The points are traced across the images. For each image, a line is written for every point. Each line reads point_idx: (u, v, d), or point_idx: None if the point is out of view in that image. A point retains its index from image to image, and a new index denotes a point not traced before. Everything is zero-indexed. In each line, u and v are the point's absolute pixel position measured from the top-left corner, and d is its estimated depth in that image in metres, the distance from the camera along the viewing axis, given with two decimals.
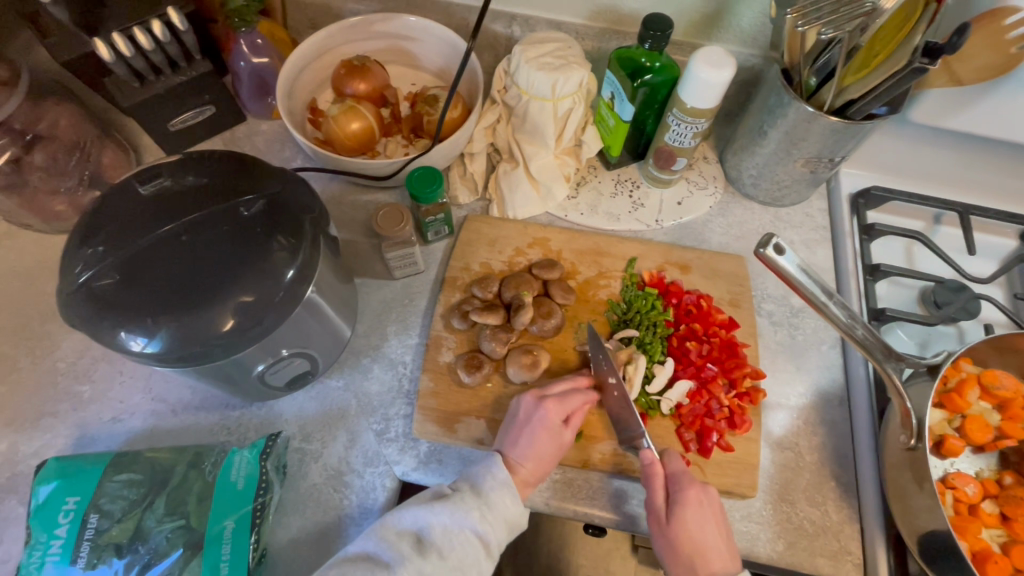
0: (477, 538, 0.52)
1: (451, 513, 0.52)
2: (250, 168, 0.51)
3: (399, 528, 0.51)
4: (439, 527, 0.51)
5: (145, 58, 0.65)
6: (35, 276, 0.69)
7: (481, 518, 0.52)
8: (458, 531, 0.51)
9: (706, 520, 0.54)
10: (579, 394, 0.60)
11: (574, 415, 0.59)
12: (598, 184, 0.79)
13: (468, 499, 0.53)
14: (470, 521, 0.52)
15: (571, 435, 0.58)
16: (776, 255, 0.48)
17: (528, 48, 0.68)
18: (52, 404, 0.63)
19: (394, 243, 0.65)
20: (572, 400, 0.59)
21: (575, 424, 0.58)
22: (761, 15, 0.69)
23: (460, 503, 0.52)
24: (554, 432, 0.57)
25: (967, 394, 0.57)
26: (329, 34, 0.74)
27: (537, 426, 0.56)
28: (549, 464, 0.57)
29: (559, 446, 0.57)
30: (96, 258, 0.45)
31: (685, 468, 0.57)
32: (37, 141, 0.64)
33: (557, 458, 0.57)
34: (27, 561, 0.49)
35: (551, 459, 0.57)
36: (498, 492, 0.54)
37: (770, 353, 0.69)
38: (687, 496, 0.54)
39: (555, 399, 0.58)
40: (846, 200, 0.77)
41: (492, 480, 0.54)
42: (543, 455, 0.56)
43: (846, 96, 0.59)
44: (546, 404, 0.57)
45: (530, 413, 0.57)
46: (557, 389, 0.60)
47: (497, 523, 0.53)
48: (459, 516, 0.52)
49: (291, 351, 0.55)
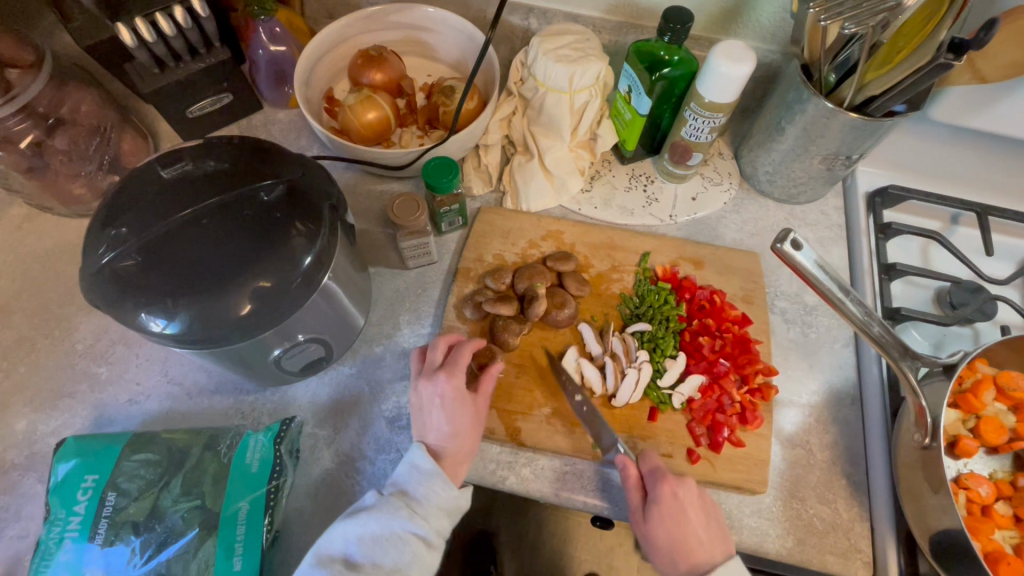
0: (411, 537, 0.50)
1: (376, 520, 0.50)
2: (270, 154, 0.51)
3: (330, 553, 0.49)
4: (367, 538, 0.49)
5: (166, 44, 0.65)
6: (54, 258, 0.70)
7: (410, 515, 0.50)
8: (389, 535, 0.49)
9: (681, 511, 0.53)
10: (461, 347, 0.59)
11: (483, 382, 0.59)
12: (613, 178, 0.79)
13: (393, 502, 0.51)
14: (398, 522, 0.50)
15: (483, 400, 0.59)
16: (793, 251, 0.48)
17: (546, 39, 0.68)
18: (69, 385, 0.64)
19: (410, 233, 0.65)
20: (460, 360, 0.58)
21: (485, 391, 0.59)
22: (781, 11, 0.69)
23: (384, 506, 0.51)
24: (461, 402, 0.56)
25: (983, 395, 0.56)
26: (347, 24, 0.74)
27: (443, 399, 0.56)
28: (472, 436, 0.56)
29: (473, 415, 0.57)
30: (119, 239, 0.46)
31: (660, 465, 0.56)
32: (59, 125, 0.65)
33: (475, 427, 0.57)
34: (47, 536, 0.50)
35: (471, 431, 0.56)
36: (425, 484, 0.52)
37: (782, 350, 0.69)
38: (661, 492, 0.54)
39: (448, 368, 0.57)
40: (863, 198, 0.77)
41: (418, 473, 0.53)
42: (463, 429, 0.56)
43: (867, 93, 0.59)
44: (442, 375, 0.56)
45: (433, 390, 0.56)
46: (439, 356, 0.59)
47: (430, 516, 0.52)
48: (384, 521, 0.50)
49: (307, 337, 0.56)
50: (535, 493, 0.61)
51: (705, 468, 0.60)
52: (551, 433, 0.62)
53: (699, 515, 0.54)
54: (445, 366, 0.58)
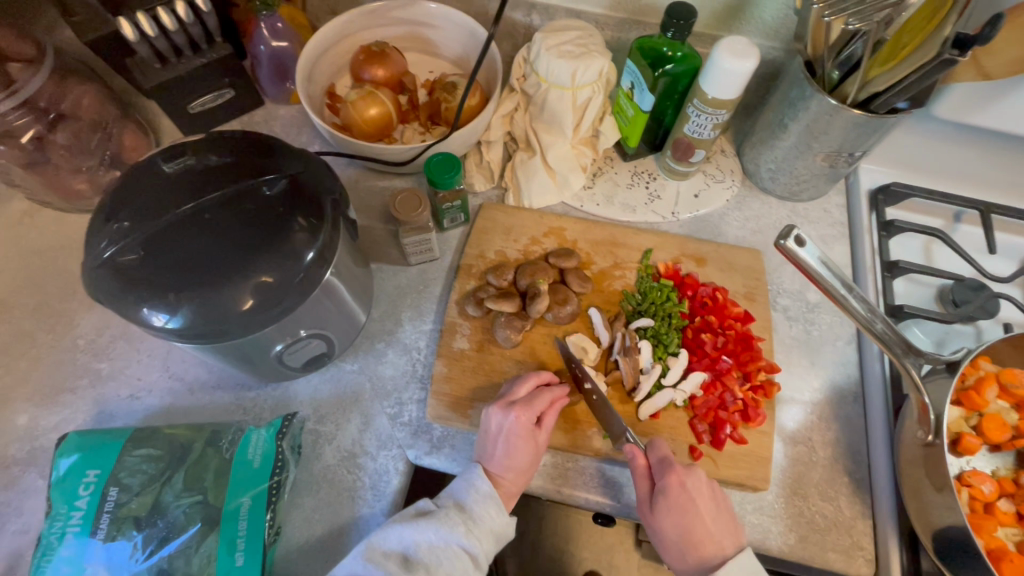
0: (464, 553, 0.51)
1: (435, 529, 0.51)
2: (272, 149, 0.51)
3: (385, 548, 0.50)
4: (424, 545, 0.50)
5: (168, 39, 0.65)
6: (55, 253, 0.70)
7: (467, 532, 0.52)
8: (445, 546, 0.51)
9: (689, 503, 0.54)
10: (544, 392, 0.59)
11: (546, 415, 0.59)
12: (615, 175, 0.79)
13: (453, 515, 0.52)
14: (456, 536, 0.51)
15: (545, 435, 0.58)
16: (796, 247, 0.48)
17: (549, 35, 0.67)
18: (71, 380, 0.64)
19: (412, 228, 0.65)
20: (538, 401, 0.58)
21: (549, 425, 0.58)
22: (784, 7, 0.68)
23: (445, 518, 0.52)
24: (529, 437, 0.56)
25: (986, 392, 0.56)
26: (349, 19, 0.74)
27: (509, 437, 0.56)
28: (528, 470, 0.57)
29: (534, 451, 0.57)
30: (121, 233, 0.46)
31: (668, 454, 0.56)
32: (61, 120, 0.64)
33: (533, 463, 0.57)
34: (48, 531, 0.50)
35: (529, 465, 0.57)
36: (481, 505, 0.54)
37: (785, 348, 0.69)
38: (669, 484, 0.54)
39: (522, 404, 0.57)
40: (865, 196, 0.77)
41: (476, 493, 0.54)
42: (521, 465, 0.56)
43: (870, 89, 0.58)
44: (515, 411, 0.56)
45: (502, 422, 0.57)
46: (519, 392, 0.59)
47: (484, 536, 0.53)
48: (444, 532, 0.51)
49: (308, 333, 0.56)
50: (537, 490, 0.61)
51: (707, 465, 0.60)
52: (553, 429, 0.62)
53: (708, 506, 0.54)
54: (518, 402, 0.58)
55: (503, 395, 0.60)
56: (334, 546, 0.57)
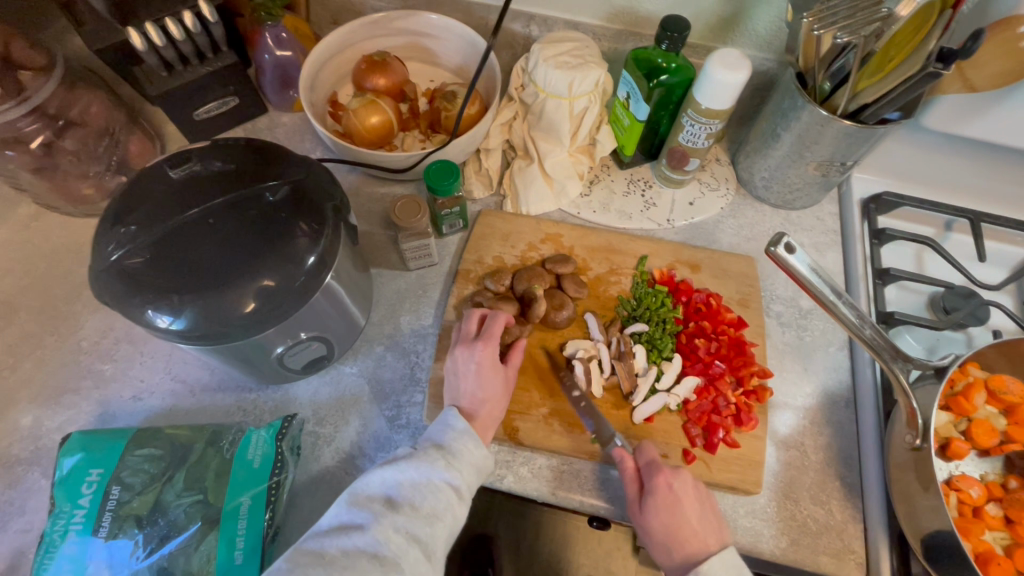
0: (447, 485, 0.51)
1: (415, 467, 0.51)
2: (275, 156, 0.53)
3: (368, 493, 0.49)
4: (407, 483, 0.50)
5: (175, 48, 0.67)
6: (61, 257, 0.71)
7: (447, 465, 0.52)
8: (427, 481, 0.50)
9: (676, 502, 0.54)
10: (502, 324, 0.63)
11: (512, 352, 0.62)
12: (611, 183, 0.80)
13: (432, 453, 0.52)
14: (437, 471, 0.51)
15: (512, 369, 0.61)
16: (786, 254, 0.49)
17: (546, 46, 0.69)
18: (75, 381, 0.65)
19: (411, 234, 0.66)
20: (498, 334, 0.62)
21: (515, 362, 0.62)
22: (777, 20, 0.70)
23: (423, 456, 0.52)
24: (495, 367, 0.60)
25: (974, 398, 0.57)
26: (352, 29, 0.75)
27: (478, 367, 0.59)
28: (501, 400, 0.59)
29: (503, 384, 0.60)
30: (128, 237, 0.47)
31: (657, 457, 0.58)
32: (69, 127, 0.66)
33: (505, 394, 0.60)
34: (51, 528, 0.51)
35: (501, 398, 0.59)
36: (458, 441, 0.54)
37: (778, 353, 0.70)
38: (657, 484, 0.55)
39: (484, 337, 0.61)
40: (858, 204, 0.78)
41: (451, 432, 0.54)
42: (493, 395, 0.59)
43: (860, 100, 0.60)
44: (480, 343, 0.60)
45: (468, 356, 0.60)
46: (477, 329, 0.63)
47: (465, 469, 0.53)
48: (424, 468, 0.51)
49: (309, 335, 0.57)
50: (532, 492, 0.62)
51: (701, 468, 0.61)
52: (549, 433, 0.62)
53: (695, 505, 0.55)
54: (482, 336, 0.61)
55: (459, 339, 0.63)
56: None
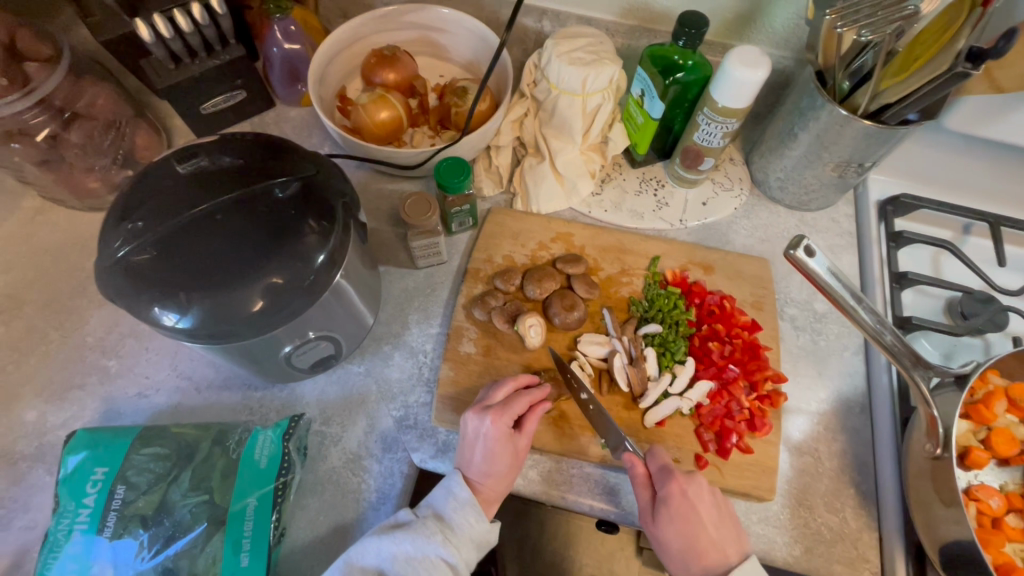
0: (442, 563, 0.51)
1: (411, 540, 0.51)
2: (285, 151, 0.52)
3: (362, 564, 0.50)
4: (401, 558, 0.50)
5: (183, 40, 0.66)
6: (66, 251, 0.71)
7: (445, 541, 0.52)
8: (421, 557, 0.50)
9: (691, 512, 0.53)
10: (522, 396, 0.59)
11: (527, 419, 0.58)
12: (623, 181, 0.79)
13: (431, 525, 0.52)
14: (432, 547, 0.51)
15: (525, 440, 0.57)
16: (806, 258, 0.48)
17: (560, 42, 0.68)
18: (79, 377, 0.64)
19: (420, 232, 0.65)
20: (514, 405, 0.58)
21: (529, 430, 0.58)
22: (795, 17, 0.69)
23: (421, 528, 0.52)
24: (507, 441, 0.56)
25: (995, 406, 0.56)
26: (361, 23, 0.74)
27: (488, 442, 0.56)
28: (508, 476, 0.56)
29: (513, 455, 0.57)
30: (135, 233, 0.46)
31: (669, 462, 0.56)
32: (75, 119, 0.65)
33: (515, 467, 0.57)
34: (55, 527, 0.51)
35: (508, 471, 0.56)
36: (460, 514, 0.54)
37: (792, 357, 0.68)
38: (671, 493, 0.54)
39: (498, 409, 0.57)
40: (874, 206, 0.76)
41: (454, 501, 0.54)
42: (500, 470, 0.56)
43: (881, 100, 0.58)
44: (491, 416, 0.56)
45: (478, 427, 0.56)
46: (497, 397, 0.59)
47: (464, 545, 0.53)
48: (421, 542, 0.51)
49: (317, 334, 0.56)
50: (541, 495, 0.61)
51: (713, 474, 0.60)
52: (558, 435, 0.61)
53: (710, 513, 0.54)
54: (495, 407, 0.58)
55: (481, 401, 0.60)
56: (337, 548, 0.57)
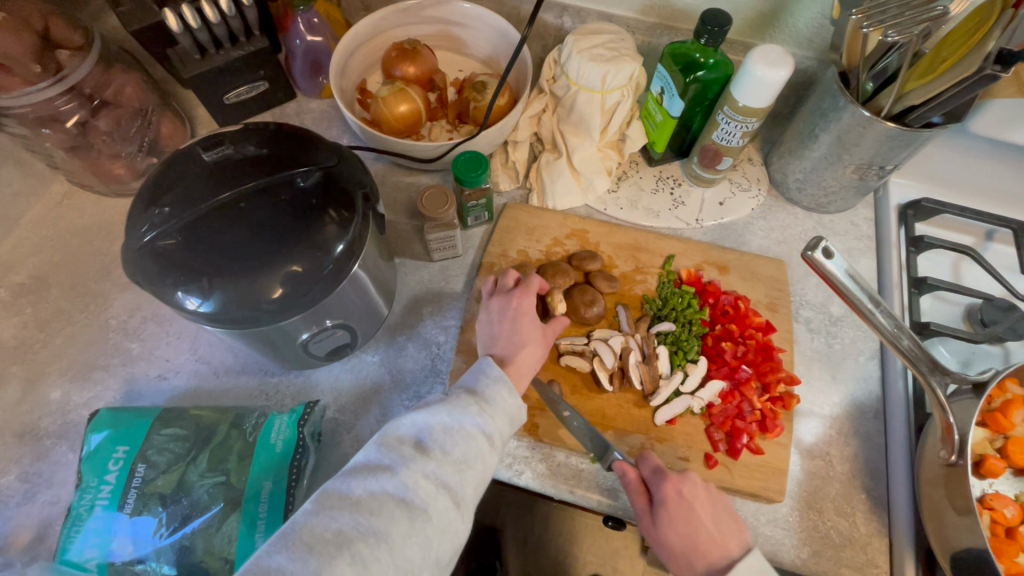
0: (479, 433, 0.50)
1: (448, 412, 0.50)
2: (308, 142, 0.52)
3: (399, 436, 0.49)
4: (438, 427, 0.49)
5: (209, 30, 0.66)
6: (92, 235, 0.72)
7: (480, 412, 0.51)
8: (460, 427, 0.49)
9: (688, 508, 0.53)
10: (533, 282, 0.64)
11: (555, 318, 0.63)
12: (640, 179, 0.79)
13: (465, 399, 0.51)
14: (469, 417, 0.50)
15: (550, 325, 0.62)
16: (824, 259, 0.48)
17: (581, 38, 0.68)
18: (103, 358, 0.66)
19: (437, 225, 0.66)
20: (531, 285, 0.63)
21: (552, 325, 0.63)
22: (819, 17, 0.68)
23: (456, 402, 0.51)
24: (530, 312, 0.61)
25: (1013, 415, 0.55)
26: (384, 16, 0.75)
27: (512, 316, 0.60)
28: (539, 347, 0.60)
29: (541, 333, 0.61)
30: (161, 218, 0.47)
31: (660, 463, 0.56)
32: (104, 107, 0.66)
33: (543, 343, 0.61)
34: (79, 502, 0.52)
35: (538, 345, 0.60)
36: (492, 388, 0.53)
37: (805, 360, 0.68)
38: (666, 494, 0.54)
39: (522, 290, 0.62)
40: (894, 211, 0.75)
41: (485, 377, 0.53)
42: (529, 337, 0.60)
43: (905, 102, 0.58)
44: (514, 296, 0.62)
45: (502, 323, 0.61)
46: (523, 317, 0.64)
47: (499, 417, 0.52)
48: (457, 413, 0.50)
49: (334, 323, 0.57)
50: (548, 489, 0.61)
51: (722, 474, 0.60)
52: (569, 430, 0.62)
53: (706, 508, 0.54)
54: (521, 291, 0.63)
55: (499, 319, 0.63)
56: None
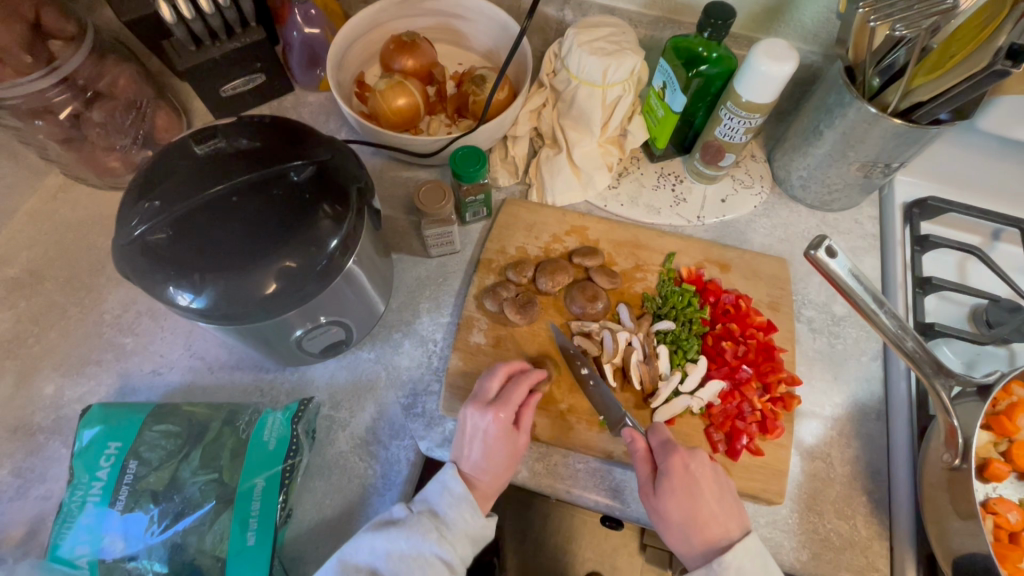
0: (437, 561, 0.51)
1: (406, 538, 0.51)
2: (302, 135, 0.52)
3: (356, 562, 0.50)
4: (395, 555, 0.50)
5: (204, 21, 0.65)
6: (87, 229, 0.72)
7: (439, 538, 0.52)
8: (417, 556, 0.51)
9: (692, 483, 0.53)
10: (520, 383, 0.59)
11: (523, 415, 0.58)
12: (641, 176, 0.77)
13: (425, 521, 0.52)
14: (428, 544, 0.51)
15: (524, 436, 0.57)
16: (827, 258, 0.46)
17: (582, 31, 0.66)
18: (96, 353, 0.65)
19: (434, 221, 0.65)
20: (514, 398, 0.57)
21: (526, 426, 0.58)
22: (825, 11, 0.67)
23: (415, 525, 0.52)
24: (506, 438, 0.56)
25: (1018, 418, 0.54)
26: (382, 8, 0.74)
27: (485, 438, 0.55)
28: (506, 472, 0.56)
29: (510, 449, 0.56)
30: (152, 212, 0.46)
31: (670, 437, 0.56)
32: (97, 99, 0.65)
33: (512, 462, 0.57)
34: (70, 499, 0.52)
35: (505, 467, 0.56)
36: (454, 509, 0.54)
37: (807, 360, 0.67)
38: (673, 465, 0.54)
39: (498, 403, 0.57)
40: (900, 209, 0.74)
41: (450, 496, 0.54)
42: (497, 464, 0.55)
43: (912, 99, 0.56)
44: (492, 412, 0.56)
45: (478, 423, 0.56)
46: (495, 391, 0.59)
47: (458, 541, 0.53)
48: (415, 540, 0.51)
49: (328, 319, 0.56)
50: (545, 489, 0.60)
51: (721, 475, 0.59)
52: (566, 429, 0.61)
53: (711, 486, 0.54)
54: (495, 402, 0.57)
55: (477, 394, 0.59)
56: (342, 532, 0.57)
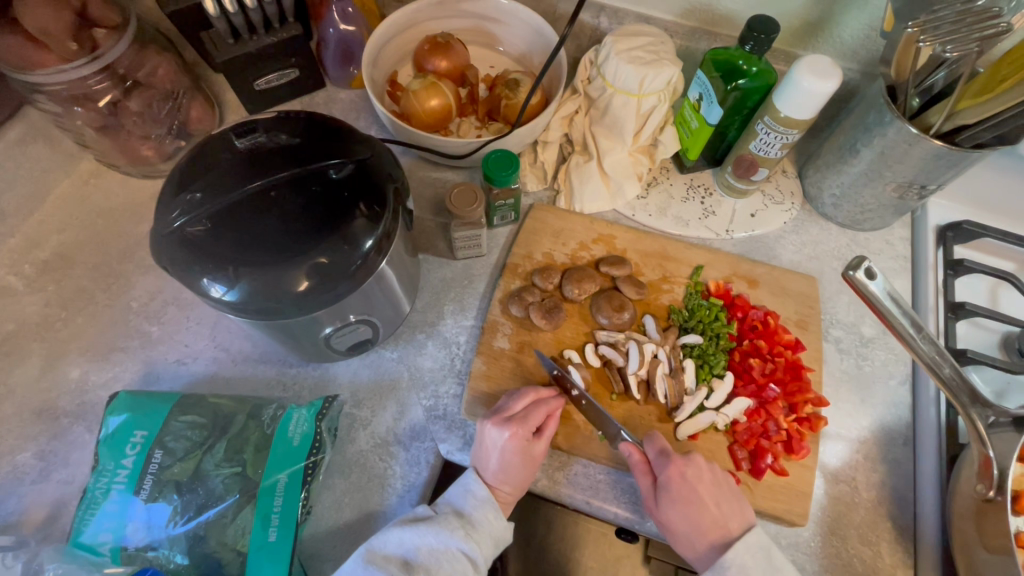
0: (464, 557, 0.51)
1: (435, 533, 0.51)
2: (341, 133, 0.52)
3: (385, 552, 0.50)
4: (424, 548, 0.50)
5: (244, 15, 0.66)
6: (117, 216, 0.72)
7: (466, 535, 0.52)
8: (445, 550, 0.51)
9: (690, 492, 0.53)
10: (540, 404, 0.58)
11: (544, 426, 0.57)
12: (670, 187, 0.77)
13: (452, 520, 0.53)
14: (456, 540, 0.51)
15: (543, 445, 0.57)
16: (865, 280, 0.46)
17: (620, 39, 0.66)
18: (122, 340, 0.66)
19: (464, 223, 0.65)
20: (534, 417, 0.57)
21: (548, 435, 0.57)
22: (867, 28, 0.66)
23: (444, 522, 0.52)
24: (523, 453, 0.55)
25: None
26: (418, 8, 0.74)
27: (502, 454, 0.55)
28: (525, 480, 0.56)
29: (527, 459, 0.56)
30: (192, 204, 0.46)
31: (666, 445, 0.56)
32: (135, 88, 0.66)
33: (531, 473, 0.56)
34: (94, 485, 0.52)
35: (523, 476, 0.56)
36: (480, 510, 0.54)
37: (834, 381, 0.66)
38: (670, 478, 0.54)
39: (517, 419, 0.56)
40: (933, 231, 0.73)
41: (472, 498, 0.55)
42: (516, 476, 0.56)
43: (956, 121, 0.56)
44: (509, 428, 0.55)
45: (496, 439, 0.55)
46: (516, 406, 0.58)
47: (484, 541, 0.53)
48: (444, 536, 0.51)
49: (357, 318, 0.56)
50: (565, 499, 0.60)
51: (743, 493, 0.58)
52: (589, 439, 0.60)
53: (711, 492, 0.54)
54: (514, 417, 0.56)
55: (499, 410, 0.58)
56: (359, 530, 0.57)
